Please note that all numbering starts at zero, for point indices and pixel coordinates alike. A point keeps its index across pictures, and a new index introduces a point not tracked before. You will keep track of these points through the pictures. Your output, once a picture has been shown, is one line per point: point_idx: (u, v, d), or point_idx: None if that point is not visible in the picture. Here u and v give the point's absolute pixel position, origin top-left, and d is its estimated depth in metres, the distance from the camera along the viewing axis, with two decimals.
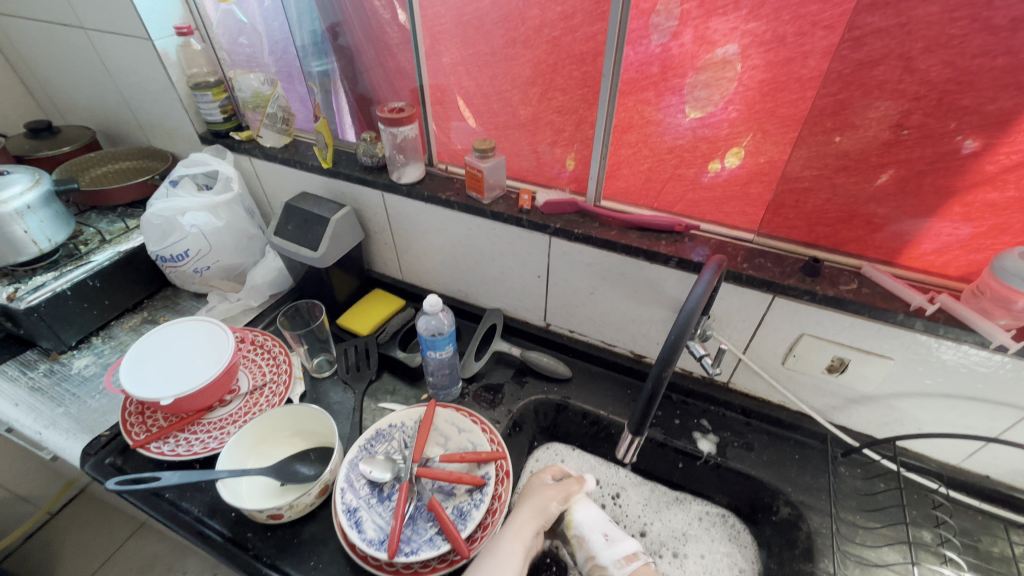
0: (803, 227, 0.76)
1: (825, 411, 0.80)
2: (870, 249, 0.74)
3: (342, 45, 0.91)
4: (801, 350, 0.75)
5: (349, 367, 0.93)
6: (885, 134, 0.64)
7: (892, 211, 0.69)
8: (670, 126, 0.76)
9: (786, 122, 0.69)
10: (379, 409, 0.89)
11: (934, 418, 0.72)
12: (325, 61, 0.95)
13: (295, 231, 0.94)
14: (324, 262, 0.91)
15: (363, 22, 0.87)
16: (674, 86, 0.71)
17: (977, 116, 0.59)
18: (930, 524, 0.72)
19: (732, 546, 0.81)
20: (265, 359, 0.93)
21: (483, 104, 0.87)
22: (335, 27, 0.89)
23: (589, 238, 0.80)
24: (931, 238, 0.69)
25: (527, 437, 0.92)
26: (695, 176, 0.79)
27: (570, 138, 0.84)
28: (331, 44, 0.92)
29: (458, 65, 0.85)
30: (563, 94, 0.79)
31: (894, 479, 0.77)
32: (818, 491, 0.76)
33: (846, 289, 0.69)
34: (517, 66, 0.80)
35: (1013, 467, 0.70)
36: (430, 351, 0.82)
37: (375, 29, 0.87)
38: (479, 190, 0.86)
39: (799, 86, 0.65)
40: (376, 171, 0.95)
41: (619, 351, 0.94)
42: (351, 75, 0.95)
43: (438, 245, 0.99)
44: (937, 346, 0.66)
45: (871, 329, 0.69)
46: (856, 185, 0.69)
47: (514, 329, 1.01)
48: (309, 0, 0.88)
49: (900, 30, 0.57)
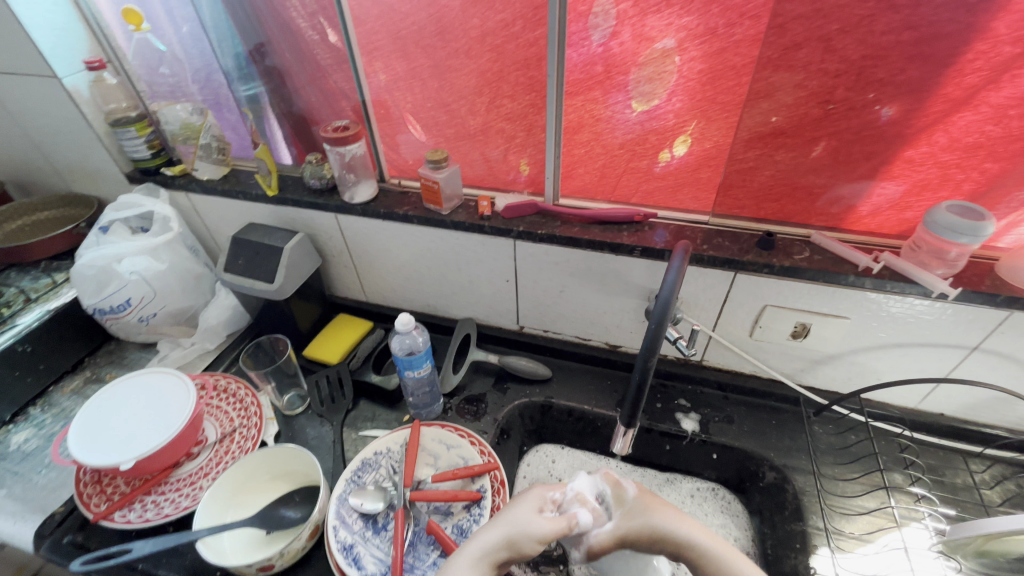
0: (752, 205, 0.80)
1: (793, 374, 0.84)
2: (814, 218, 0.78)
3: (271, 65, 0.87)
4: (766, 321, 0.79)
5: (323, 399, 0.89)
6: (815, 111, 0.69)
7: (830, 181, 0.74)
8: (618, 122, 0.77)
9: (726, 109, 0.72)
10: (361, 438, 0.86)
11: (891, 366, 0.78)
12: (254, 84, 0.91)
13: (247, 265, 0.89)
14: (282, 293, 0.87)
15: (289, 43, 0.84)
16: (619, 83, 0.73)
17: (891, 86, 0.64)
18: (901, 466, 0.77)
19: (725, 517, 0.83)
20: (231, 404, 0.88)
21: (430, 117, 0.86)
22: (261, 47, 0.86)
23: (553, 238, 0.81)
24: (866, 201, 0.74)
25: (515, 443, 0.92)
26: (647, 167, 0.81)
27: (522, 143, 0.84)
28: (258, 65, 0.88)
29: (398, 81, 0.84)
30: (511, 101, 0.80)
31: (863, 430, 0.81)
32: (799, 453, 0.79)
33: (800, 258, 0.73)
34: (462, 77, 0.79)
35: (963, 402, 0.77)
36: (408, 370, 0.79)
37: (306, 48, 0.84)
38: (437, 202, 0.84)
39: (734, 74, 0.69)
40: (327, 194, 0.92)
41: (595, 344, 0.94)
42: (286, 96, 0.91)
43: (401, 262, 0.96)
44: (886, 301, 0.71)
45: (827, 293, 0.73)
46: (795, 159, 0.73)
47: (488, 336, 1.00)
48: (229, 20, 0.84)
49: (818, 15, 0.61)
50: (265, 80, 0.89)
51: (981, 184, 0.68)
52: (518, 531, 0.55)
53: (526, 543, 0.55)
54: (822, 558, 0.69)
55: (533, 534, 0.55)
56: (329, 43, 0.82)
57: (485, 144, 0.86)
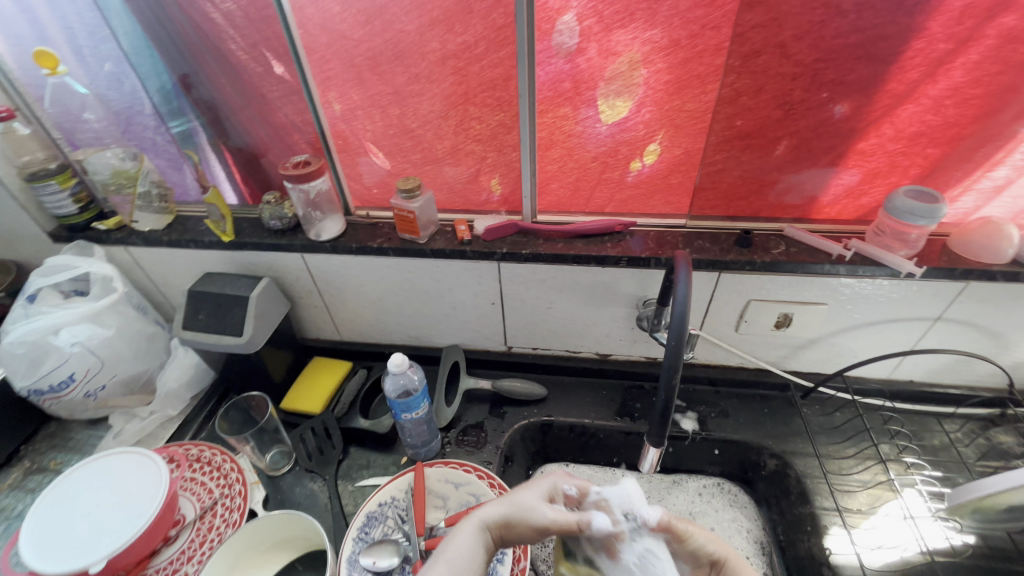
0: (723, 205, 0.82)
1: (778, 362, 0.87)
2: (782, 212, 0.81)
3: (201, 96, 0.80)
4: (750, 315, 0.81)
5: (310, 453, 0.83)
6: (776, 113, 0.71)
7: (794, 177, 0.77)
8: (590, 136, 0.77)
9: (693, 116, 0.74)
10: (359, 489, 0.81)
11: (866, 344, 0.82)
12: (185, 119, 0.83)
13: (209, 320, 0.82)
14: (252, 346, 0.81)
15: (231, 76, 0.78)
16: (588, 98, 0.73)
17: (843, 86, 0.68)
18: (887, 437, 0.82)
19: (735, 510, 0.84)
20: (209, 474, 0.80)
21: (394, 144, 0.82)
22: (188, 78, 0.79)
23: (538, 257, 0.79)
24: (827, 192, 0.78)
25: (520, 467, 0.89)
26: (620, 177, 0.82)
27: (494, 163, 0.82)
28: (187, 98, 0.81)
29: (356, 110, 0.79)
30: (479, 123, 0.78)
31: (848, 407, 0.86)
32: (795, 437, 0.82)
33: (777, 252, 0.76)
34: (426, 101, 0.77)
35: (930, 368, 0.83)
36: (405, 412, 0.75)
37: (250, 80, 0.78)
38: (413, 231, 0.81)
39: (699, 82, 0.70)
40: (289, 234, 0.86)
41: (585, 355, 0.94)
42: (229, 133, 0.84)
43: (377, 296, 0.91)
44: (859, 284, 0.75)
45: (805, 283, 0.76)
46: (761, 159, 0.76)
47: (477, 361, 0.97)
48: (152, 51, 0.77)
49: (773, 23, 0.64)
50: (206, 116, 0.82)
51: (925, 168, 0.73)
52: (517, 513, 0.52)
53: (524, 527, 0.52)
54: (837, 537, 0.72)
55: (531, 520, 0.52)
56: (278, 75, 0.77)
57: (455, 166, 0.84)
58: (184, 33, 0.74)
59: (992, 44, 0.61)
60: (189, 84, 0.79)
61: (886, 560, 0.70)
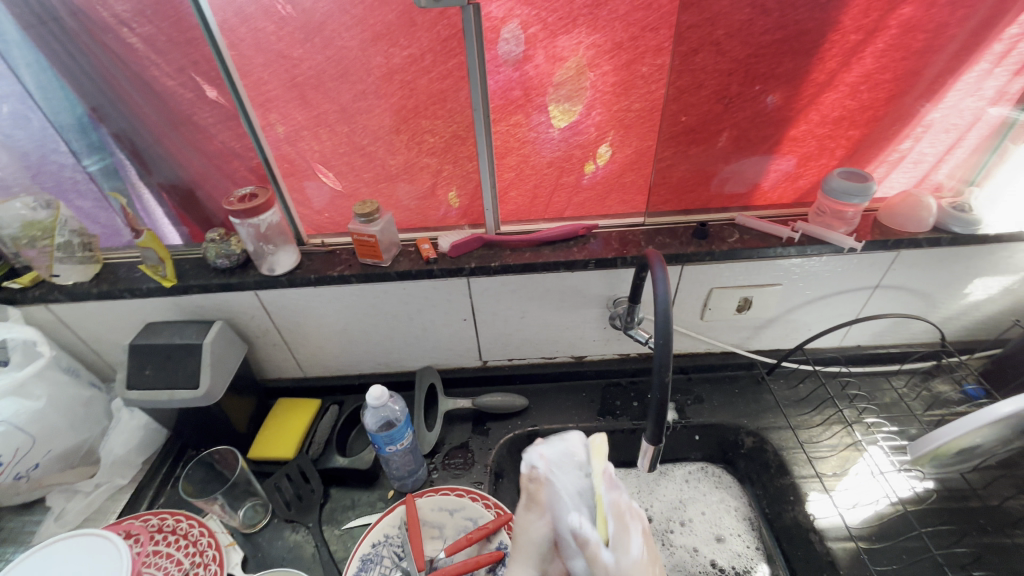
0: (677, 200, 0.85)
1: (742, 344, 0.92)
2: (731, 202, 0.86)
3: (121, 130, 0.73)
4: (714, 302, 0.85)
5: (288, 501, 0.77)
6: (716, 107, 0.75)
7: (738, 167, 0.82)
8: (544, 142, 0.78)
9: (641, 115, 0.76)
10: (347, 532, 0.76)
11: (818, 317, 0.88)
12: (105, 156, 0.76)
13: (157, 374, 0.74)
14: (212, 397, 0.75)
15: (157, 107, 0.72)
16: (539, 104, 0.74)
17: (774, 79, 0.72)
18: (848, 401, 0.88)
19: (721, 491, 0.87)
20: (175, 545, 0.72)
21: (344, 163, 0.79)
22: (105, 113, 0.72)
23: (507, 268, 0.79)
24: (769, 179, 0.83)
25: (510, 483, 0.88)
26: (577, 181, 0.83)
27: (450, 176, 0.81)
28: (106, 133, 0.74)
29: (300, 131, 0.75)
30: (432, 136, 0.76)
31: (809, 378, 0.92)
32: (766, 413, 0.87)
33: (733, 241, 0.80)
34: (375, 117, 0.74)
35: (874, 332, 0.90)
36: (389, 445, 0.72)
37: (180, 109, 0.72)
38: (376, 255, 0.78)
39: (643, 82, 0.73)
40: (239, 271, 0.80)
41: (560, 360, 0.94)
42: (159, 167, 0.77)
43: (341, 325, 0.87)
44: (808, 263, 0.80)
45: (761, 267, 0.81)
46: (706, 152, 0.80)
47: (452, 380, 0.95)
48: (63, 86, 0.69)
49: (707, 23, 0.67)
50: (132, 150, 0.76)
51: (849, 149, 0.79)
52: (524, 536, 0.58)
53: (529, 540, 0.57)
54: (818, 502, 0.75)
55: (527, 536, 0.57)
56: (211, 99, 0.72)
57: (411, 183, 0.82)
58: (99, 63, 0.68)
59: (895, 33, 0.68)
60: (108, 119, 0.72)
61: (863, 516, 0.74)
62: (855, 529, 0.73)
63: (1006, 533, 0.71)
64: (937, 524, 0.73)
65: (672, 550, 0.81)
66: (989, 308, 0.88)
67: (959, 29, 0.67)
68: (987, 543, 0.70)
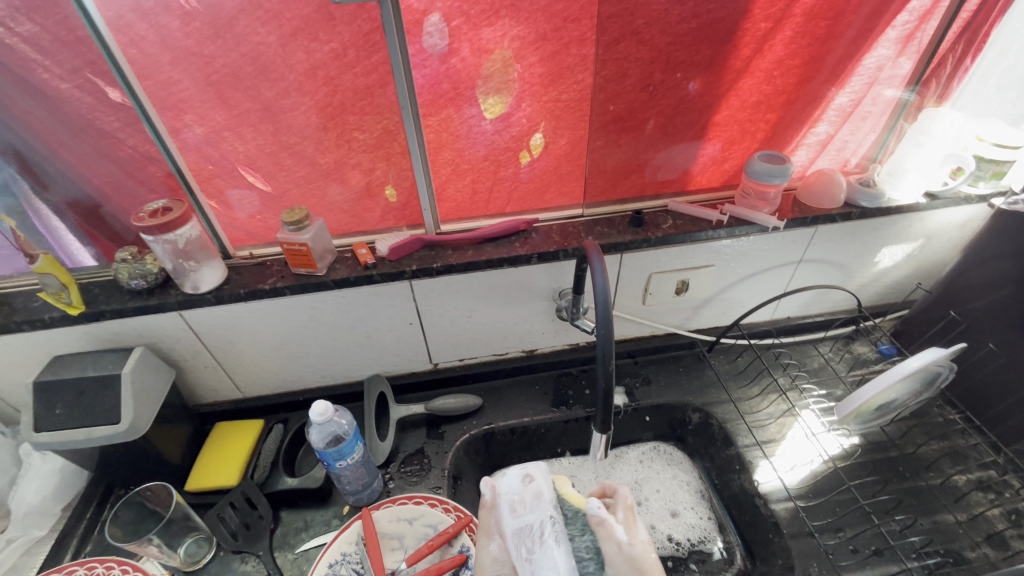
0: (612, 189, 0.87)
1: (683, 324, 0.95)
2: (663, 188, 0.88)
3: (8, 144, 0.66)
4: (654, 287, 0.87)
5: (235, 531, 0.73)
6: (640, 95, 0.76)
7: (666, 154, 0.84)
8: (477, 136, 0.77)
9: (570, 105, 0.77)
10: (302, 556, 0.73)
11: (750, 294, 0.93)
12: None
13: (70, 413, 0.67)
14: (137, 431, 0.69)
15: (52, 114, 0.65)
16: (468, 97, 0.73)
17: (693, 66, 0.74)
18: (781, 370, 0.93)
19: (672, 468, 0.91)
20: None
21: (273, 164, 0.74)
22: None
23: (449, 268, 0.78)
24: (697, 165, 0.87)
25: (470, 484, 0.87)
26: (514, 174, 0.83)
27: (384, 174, 0.79)
28: None
29: (221, 132, 0.70)
30: (361, 133, 0.74)
31: (746, 351, 0.97)
32: (710, 388, 0.91)
33: (667, 227, 0.82)
34: (300, 116, 0.70)
35: (800, 303, 0.96)
36: (339, 461, 0.69)
37: (77, 115, 0.66)
38: (309, 264, 0.74)
39: (570, 72, 0.73)
40: (158, 291, 0.74)
41: (511, 356, 0.94)
42: (58, 183, 0.70)
43: (278, 340, 0.83)
44: (738, 243, 0.85)
45: (695, 250, 0.84)
46: (636, 140, 0.81)
47: (403, 386, 0.93)
48: None
49: (628, 12, 0.68)
50: (24, 164, 0.68)
51: (768, 132, 0.84)
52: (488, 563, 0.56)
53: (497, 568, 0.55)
54: (763, 468, 0.80)
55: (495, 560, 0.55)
56: (115, 102, 0.66)
57: (345, 185, 0.79)
58: None
59: (800, 21, 0.72)
60: None
61: (801, 476, 0.79)
62: (795, 490, 0.77)
63: (921, 477, 0.78)
64: (865, 476, 0.79)
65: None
66: (896, 274, 0.96)
67: (855, 15, 0.72)
68: (906, 488, 0.77)
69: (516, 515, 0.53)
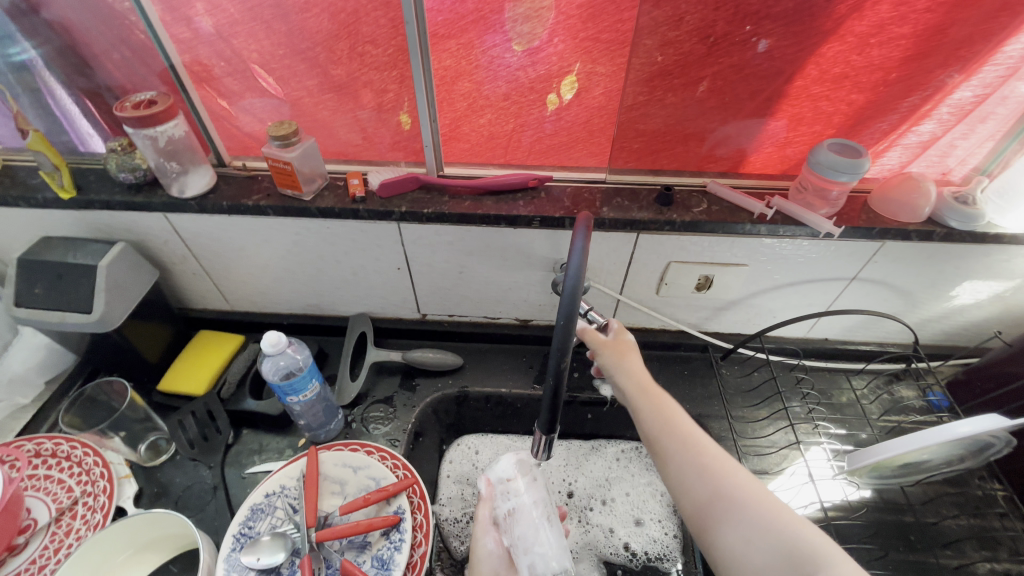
0: (647, 158, 0.74)
1: (699, 323, 0.84)
2: (709, 164, 0.74)
3: (47, 20, 0.64)
4: (671, 277, 0.77)
5: (192, 440, 0.74)
6: (698, 48, 0.62)
7: (717, 124, 0.70)
8: (497, 69, 0.65)
9: (611, 47, 0.63)
10: (249, 478, 0.73)
11: (784, 304, 0.81)
12: (20, 45, 0.66)
13: (48, 295, 0.69)
14: (108, 323, 0.69)
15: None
16: (494, 23, 0.61)
17: (770, 19, 0.59)
18: (799, 398, 0.82)
19: (651, 474, 0.83)
20: (66, 471, 0.69)
21: (278, 71, 0.67)
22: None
23: (441, 217, 0.70)
24: (756, 145, 0.72)
25: (432, 443, 0.84)
26: (538, 121, 0.71)
27: (396, 98, 0.69)
28: (23, 16, 0.64)
29: (233, 26, 0.63)
30: (374, 48, 0.64)
31: (764, 367, 0.85)
32: (711, 400, 0.82)
33: (698, 211, 0.70)
34: (312, 20, 0.62)
35: (844, 326, 0.83)
36: (290, 396, 0.67)
37: None
38: (294, 186, 0.69)
39: (614, 8, 0.60)
40: (147, 189, 0.72)
41: (504, 321, 0.88)
42: (77, 65, 0.68)
43: (265, 261, 0.80)
44: (779, 244, 0.72)
45: (727, 243, 0.72)
46: (684, 104, 0.67)
47: (388, 331, 0.89)
48: None
49: None
50: (37, 39, 0.65)
51: (849, 117, 0.67)
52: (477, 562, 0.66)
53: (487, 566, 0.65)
54: None
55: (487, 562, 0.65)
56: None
57: (361, 107, 0.70)
58: None
59: None
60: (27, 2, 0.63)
61: None
62: None
63: (933, 553, 0.67)
64: (862, 538, 0.69)
65: (588, 531, 0.79)
66: (974, 314, 0.80)
67: None
68: (910, 560, 0.67)
69: (501, 500, 0.69)
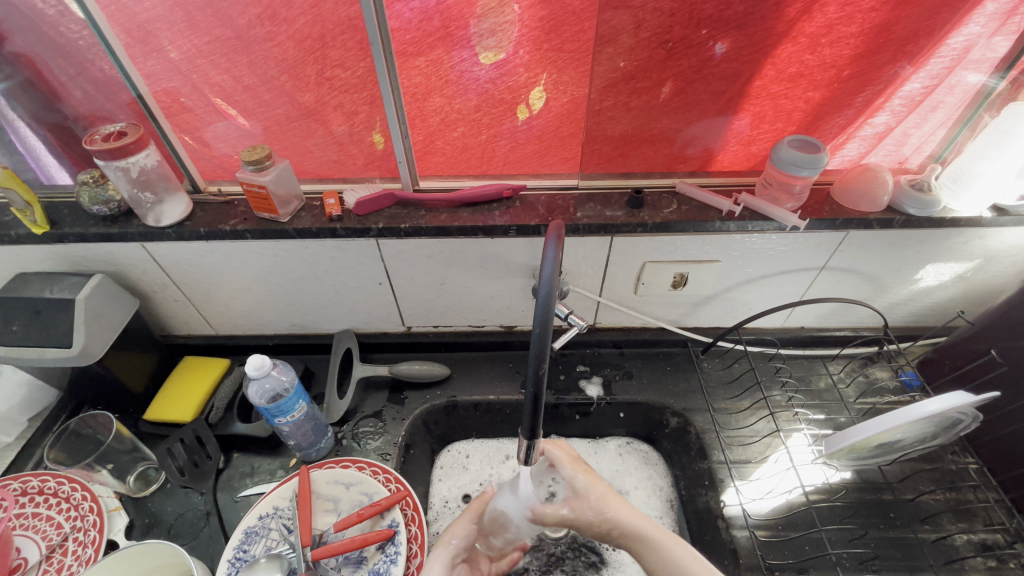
0: (618, 162, 0.76)
1: (679, 319, 0.86)
2: (677, 165, 0.77)
3: (5, 54, 0.63)
4: (647, 277, 0.79)
5: (182, 467, 0.74)
6: (657, 53, 0.64)
7: (683, 126, 0.72)
8: (467, 83, 0.66)
9: (575, 57, 0.65)
10: (241, 502, 0.73)
11: (759, 297, 0.83)
12: None
13: (26, 332, 0.68)
14: (89, 356, 0.69)
15: (21, 22, 0.61)
16: (460, 39, 0.62)
17: (725, 24, 0.61)
18: (779, 386, 0.84)
19: (648, 468, 0.86)
20: (55, 507, 0.69)
21: (248, 98, 0.67)
22: None
23: (419, 231, 0.71)
24: (722, 144, 0.74)
25: (423, 454, 0.85)
26: (510, 130, 0.72)
27: (368, 118, 0.70)
28: None
29: (198, 57, 0.63)
30: (342, 71, 0.65)
31: (744, 358, 0.88)
32: (695, 394, 0.84)
33: (669, 212, 0.72)
34: (275, 48, 0.62)
35: (817, 314, 0.85)
36: (278, 418, 0.68)
37: (50, 29, 0.62)
38: (271, 209, 0.70)
39: (576, 19, 0.62)
40: (121, 220, 0.72)
41: (489, 329, 0.89)
42: (40, 99, 0.67)
43: (246, 284, 0.80)
44: (748, 239, 0.74)
45: (698, 241, 0.74)
46: (649, 107, 0.69)
47: (374, 345, 0.90)
48: None
49: None
50: None
51: (808, 114, 0.70)
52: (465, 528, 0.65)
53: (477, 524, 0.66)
54: (731, 488, 0.74)
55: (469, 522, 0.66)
56: (79, 17, 0.60)
57: (331, 127, 0.71)
58: None
59: None
60: None
61: (772, 506, 0.73)
62: (758, 519, 0.72)
63: (912, 528, 0.70)
64: (843, 518, 0.71)
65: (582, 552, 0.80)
66: (939, 295, 0.83)
67: None
68: (891, 537, 0.69)
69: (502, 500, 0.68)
